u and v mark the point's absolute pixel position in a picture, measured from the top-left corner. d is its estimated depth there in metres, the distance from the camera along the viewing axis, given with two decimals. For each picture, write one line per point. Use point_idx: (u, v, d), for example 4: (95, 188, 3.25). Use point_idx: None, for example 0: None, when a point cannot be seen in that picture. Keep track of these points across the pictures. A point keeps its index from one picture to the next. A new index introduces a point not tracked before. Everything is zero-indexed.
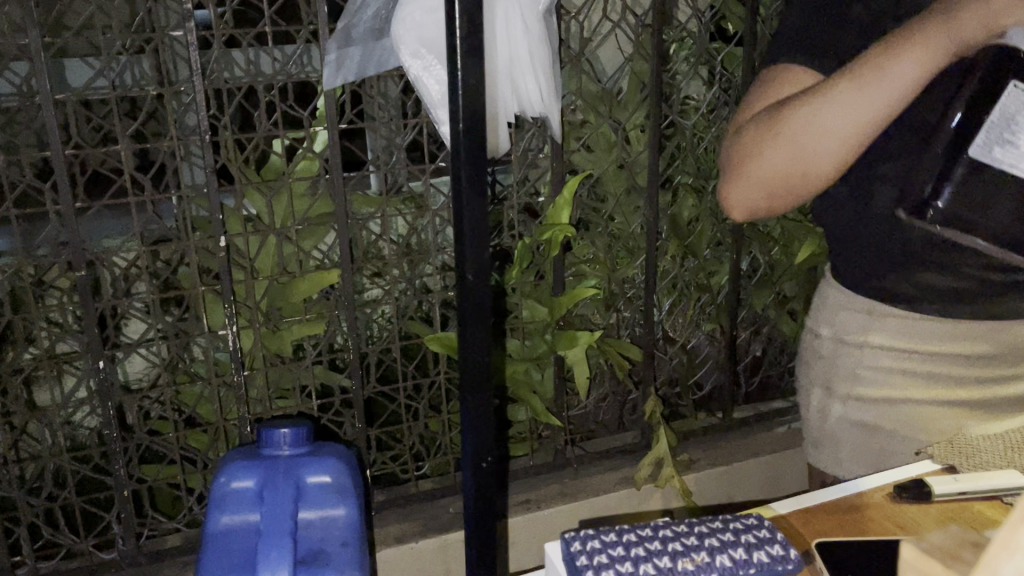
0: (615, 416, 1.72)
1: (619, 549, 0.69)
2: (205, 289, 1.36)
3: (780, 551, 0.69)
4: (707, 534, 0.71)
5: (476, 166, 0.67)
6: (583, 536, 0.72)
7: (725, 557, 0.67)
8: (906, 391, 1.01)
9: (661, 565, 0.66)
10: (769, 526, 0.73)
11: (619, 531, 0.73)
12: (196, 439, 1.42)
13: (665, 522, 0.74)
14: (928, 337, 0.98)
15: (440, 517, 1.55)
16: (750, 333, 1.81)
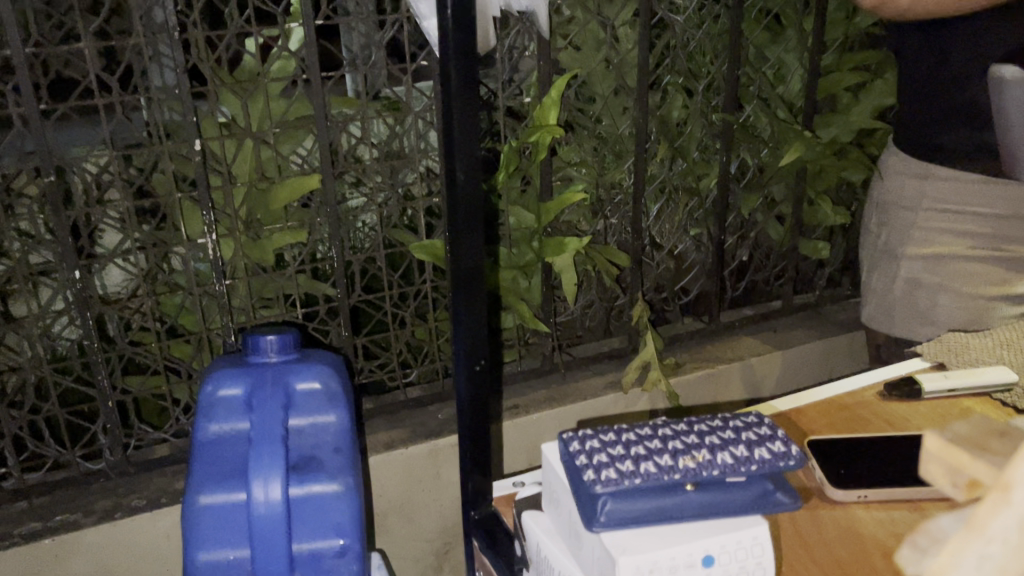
0: (602, 322, 1.72)
1: (619, 448, 0.69)
2: (182, 196, 1.32)
3: (781, 448, 0.68)
4: (708, 432, 0.71)
5: (466, 82, 0.75)
6: (582, 435, 0.72)
7: (726, 455, 0.67)
8: (956, 247, 1.41)
9: (662, 465, 0.66)
10: (769, 423, 0.72)
11: (618, 430, 0.73)
12: (180, 350, 1.40)
13: (665, 421, 0.74)
14: (970, 204, 1.37)
15: (429, 424, 1.55)
16: (738, 238, 1.80)
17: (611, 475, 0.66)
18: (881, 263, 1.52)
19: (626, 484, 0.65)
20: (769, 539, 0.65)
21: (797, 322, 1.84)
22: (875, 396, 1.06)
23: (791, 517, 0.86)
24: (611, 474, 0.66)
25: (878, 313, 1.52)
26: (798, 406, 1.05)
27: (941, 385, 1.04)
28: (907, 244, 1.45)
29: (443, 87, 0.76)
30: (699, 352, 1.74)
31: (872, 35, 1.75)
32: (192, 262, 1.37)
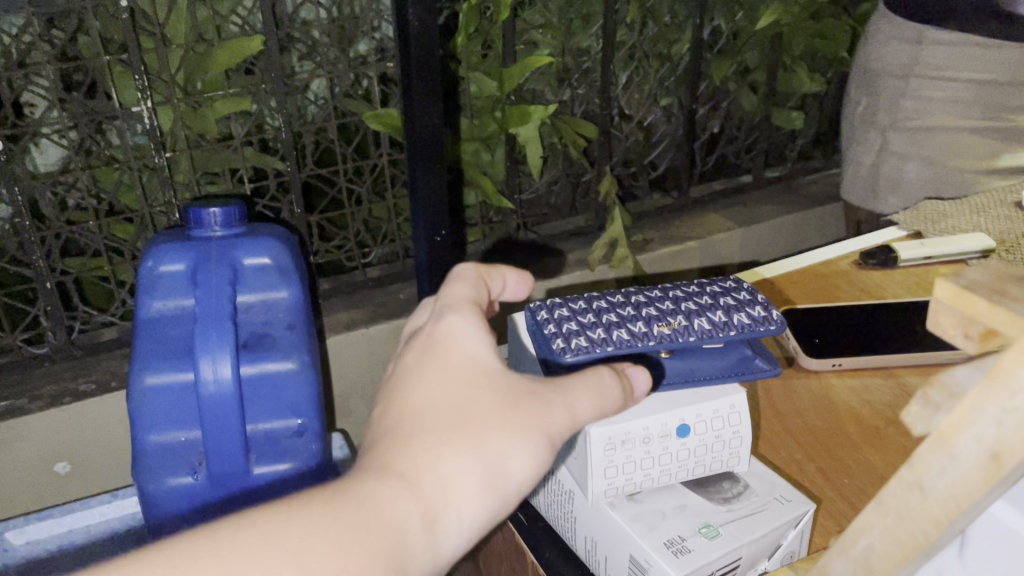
0: (567, 199, 1.66)
1: (590, 317, 0.64)
2: (110, 59, 1.21)
3: (762, 313, 0.64)
4: (683, 299, 0.66)
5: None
6: (550, 304, 0.67)
7: (704, 321, 0.63)
8: (945, 119, 1.35)
9: (635, 332, 0.62)
10: (750, 288, 0.68)
11: (588, 298, 0.67)
12: (122, 228, 1.33)
13: (638, 289, 0.69)
14: (965, 66, 1.30)
15: (390, 304, 1.51)
16: (709, 108, 1.73)
17: (581, 343, 0.61)
18: (859, 134, 1.49)
19: (598, 352, 0.60)
20: (747, 407, 0.62)
21: (767, 197, 1.81)
22: (850, 265, 1.03)
23: (763, 388, 0.83)
24: (582, 342, 0.61)
25: (866, 201, 1.51)
26: (771, 277, 1.01)
27: (917, 253, 1.01)
28: (899, 113, 1.40)
29: None
30: (667, 228, 1.70)
31: None
32: (128, 134, 1.27)
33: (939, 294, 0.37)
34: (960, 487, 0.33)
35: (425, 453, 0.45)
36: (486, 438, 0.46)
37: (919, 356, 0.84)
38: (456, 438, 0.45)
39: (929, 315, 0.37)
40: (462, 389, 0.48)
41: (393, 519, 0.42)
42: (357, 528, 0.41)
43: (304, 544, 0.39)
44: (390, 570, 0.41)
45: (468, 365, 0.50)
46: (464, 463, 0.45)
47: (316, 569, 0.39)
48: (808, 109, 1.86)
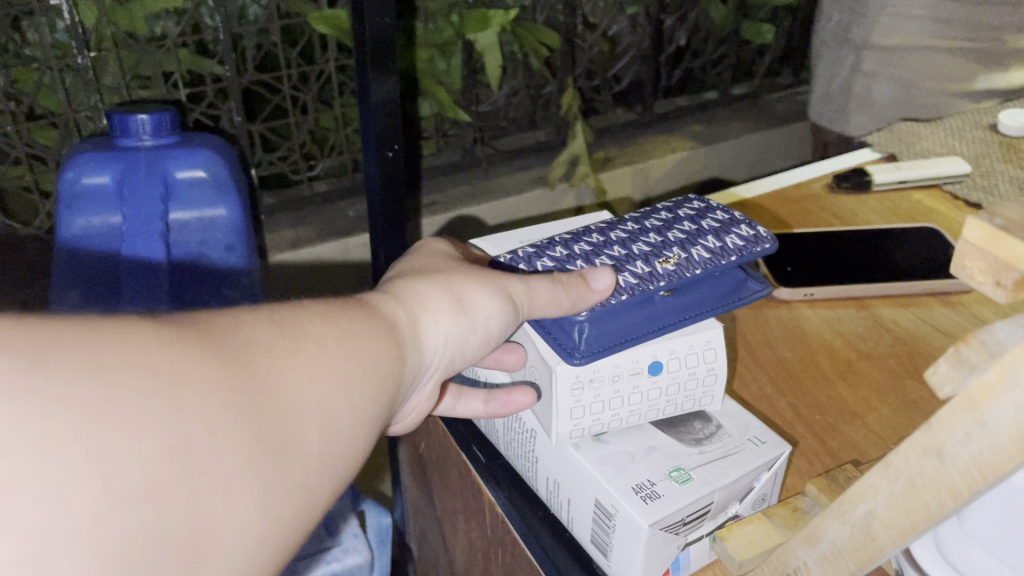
0: (527, 113, 1.58)
1: (581, 265, 0.59)
2: None
3: (751, 232, 0.61)
4: (668, 228, 0.62)
5: None
6: (528, 255, 0.61)
7: (702, 249, 0.59)
8: (919, 37, 1.31)
9: (641, 275, 0.58)
10: (721, 208, 0.65)
11: (566, 243, 0.62)
12: (43, 135, 1.23)
13: (610, 223, 0.64)
14: None
15: (339, 222, 1.44)
16: (677, 19, 1.66)
17: (589, 297, 0.56)
18: (828, 51, 1.44)
19: (612, 306, 0.56)
20: (723, 344, 0.58)
21: (731, 115, 1.78)
22: (823, 189, 0.98)
23: (733, 318, 0.79)
24: (592, 299, 0.56)
25: (831, 124, 1.46)
26: (741, 201, 0.96)
27: (892, 177, 0.96)
28: (868, 34, 1.35)
29: None
30: (629, 145, 1.66)
31: None
32: (43, 31, 1.17)
33: (970, 235, 0.32)
34: (989, 456, 0.29)
35: (405, 282, 0.52)
36: (456, 281, 0.54)
37: (892, 286, 0.81)
38: (434, 277, 0.53)
39: (954, 259, 0.33)
40: (434, 261, 0.57)
41: (390, 312, 0.48)
42: (365, 305, 0.45)
43: (334, 312, 0.42)
44: (393, 335, 0.45)
45: (442, 252, 0.59)
46: (438, 288, 0.52)
47: (340, 314, 0.42)
48: (778, 23, 1.79)
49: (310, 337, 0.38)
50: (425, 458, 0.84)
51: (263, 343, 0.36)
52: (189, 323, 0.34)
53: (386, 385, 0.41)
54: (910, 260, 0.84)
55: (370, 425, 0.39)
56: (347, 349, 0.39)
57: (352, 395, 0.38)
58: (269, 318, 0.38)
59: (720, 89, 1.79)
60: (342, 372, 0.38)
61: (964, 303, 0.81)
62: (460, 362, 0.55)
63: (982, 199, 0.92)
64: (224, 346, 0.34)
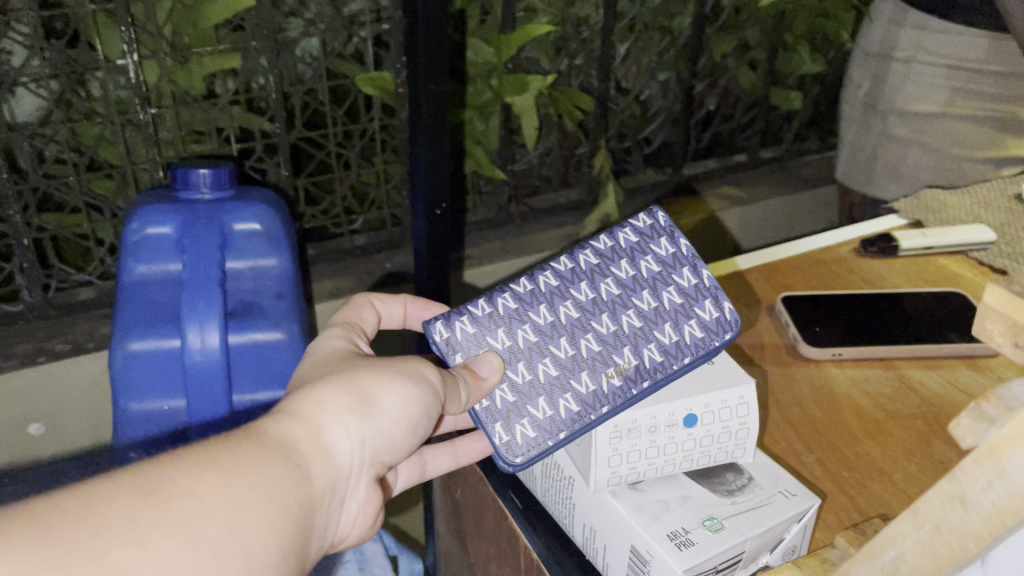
0: (559, 172, 1.63)
1: (525, 374, 0.59)
2: (95, 9, 1.18)
3: (714, 319, 0.61)
4: (623, 310, 0.61)
5: None
6: (466, 338, 0.60)
7: (657, 349, 0.60)
8: (947, 106, 1.35)
9: (585, 398, 0.58)
10: (688, 261, 0.63)
11: (509, 324, 0.60)
12: (101, 186, 1.31)
13: (560, 280, 0.62)
14: (970, 52, 1.29)
15: (377, 274, 1.49)
16: (707, 84, 1.72)
17: (509, 402, 0.59)
18: (857, 118, 1.48)
19: (547, 449, 0.58)
20: (755, 397, 0.61)
21: (760, 177, 1.82)
22: (851, 252, 1.01)
23: (764, 375, 0.81)
24: (528, 436, 0.58)
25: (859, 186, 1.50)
26: (770, 264, 0.99)
27: (918, 243, 0.99)
28: (895, 98, 1.39)
29: None
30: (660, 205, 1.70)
31: None
32: (109, 88, 1.25)
33: (991, 299, 0.35)
34: (1010, 502, 0.31)
35: (303, 389, 0.51)
36: (362, 374, 0.53)
37: (919, 349, 0.83)
38: (336, 375, 0.52)
39: (976, 321, 0.36)
40: (335, 360, 0.56)
41: (284, 430, 0.47)
42: (257, 435, 0.45)
43: (216, 452, 0.42)
44: (289, 460, 0.45)
45: (339, 350, 0.58)
46: (344, 387, 0.51)
47: (223, 454, 0.43)
48: (807, 89, 1.83)
49: (182, 494, 0.39)
50: (460, 507, 0.86)
51: (124, 518, 0.37)
52: (47, 510, 0.36)
53: (287, 520, 0.43)
54: (938, 323, 0.86)
55: (272, 559, 0.41)
56: (228, 498, 0.40)
57: (240, 545, 0.40)
58: (138, 481, 0.39)
59: (749, 152, 1.84)
60: (227, 524, 0.39)
61: (991, 366, 0.83)
62: (391, 457, 0.53)
63: (1008, 266, 0.95)
64: (79, 535, 0.35)
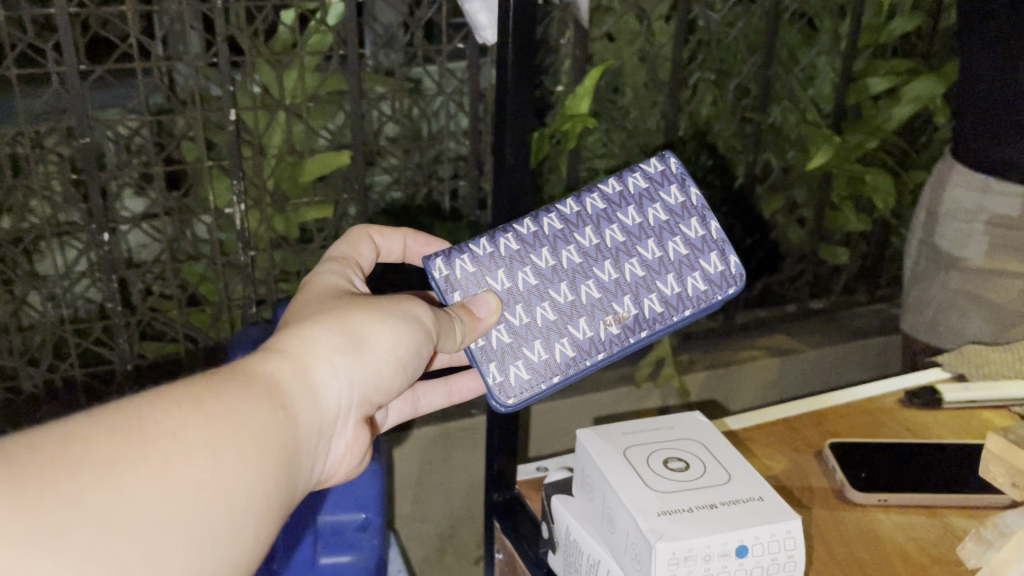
0: None
1: (524, 316, 0.72)
2: (211, 164, 1.43)
3: (714, 271, 0.73)
4: (627, 258, 0.73)
5: (521, 106, 0.82)
6: (475, 275, 0.73)
7: (652, 301, 0.72)
8: (1007, 267, 1.37)
9: (581, 344, 0.72)
10: (693, 209, 0.74)
11: (510, 269, 0.73)
12: (198, 318, 1.52)
13: (565, 227, 0.74)
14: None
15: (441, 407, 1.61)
16: (757, 238, 1.86)
17: (505, 343, 0.72)
18: (922, 276, 1.52)
19: (540, 390, 0.72)
20: (801, 532, 0.66)
21: (813, 328, 1.90)
22: (896, 402, 1.07)
23: (810, 516, 0.86)
24: (522, 378, 0.72)
25: (921, 334, 1.52)
26: (818, 410, 1.05)
27: (961, 395, 1.03)
28: (950, 252, 1.44)
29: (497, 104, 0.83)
30: (711, 349, 1.81)
31: (904, 44, 1.77)
32: (216, 232, 1.48)
33: (994, 444, 0.56)
34: None
35: (295, 329, 0.61)
36: (347, 320, 0.63)
37: (963, 498, 0.87)
38: (323, 319, 0.62)
39: (985, 463, 0.57)
40: (328, 299, 0.67)
41: (272, 369, 0.57)
42: (245, 377, 0.55)
43: (204, 392, 0.51)
44: (271, 394, 0.55)
45: (335, 290, 0.69)
46: (328, 333, 0.61)
47: (208, 389, 0.52)
48: (854, 246, 1.93)
49: (169, 430, 0.47)
50: None
51: (121, 448, 0.45)
52: (45, 444, 0.44)
53: (266, 457, 0.52)
54: (978, 475, 0.91)
55: (255, 476, 0.51)
56: (212, 431, 0.49)
57: (220, 478, 0.48)
58: (127, 419, 0.47)
59: (798, 303, 1.92)
60: (207, 460, 0.48)
61: None
62: (376, 392, 0.64)
63: None
64: (77, 466, 0.43)
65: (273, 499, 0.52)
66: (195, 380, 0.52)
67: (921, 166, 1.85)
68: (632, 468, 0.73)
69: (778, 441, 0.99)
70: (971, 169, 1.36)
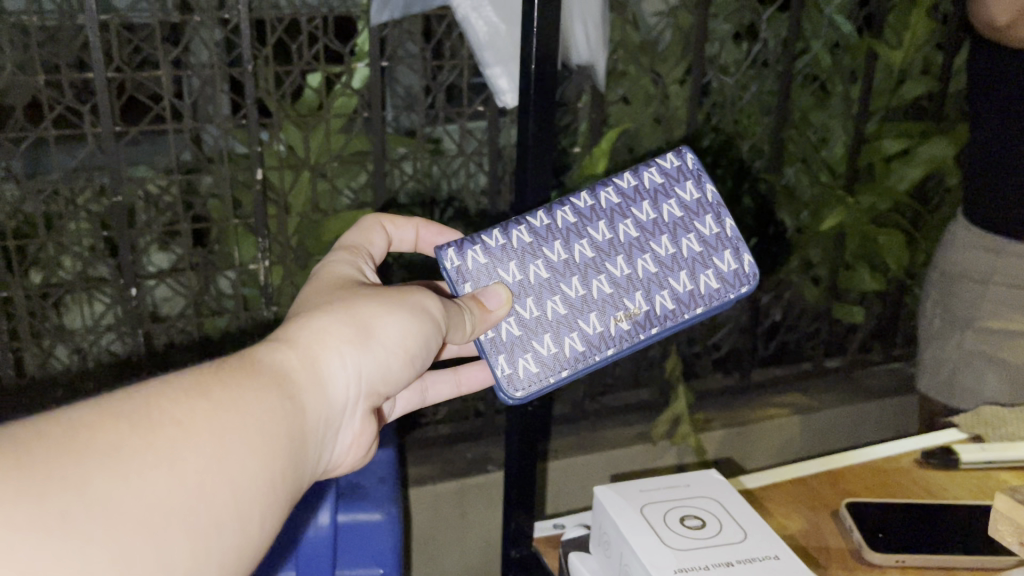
0: (631, 373, 1.78)
1: (535, 309, 0.70)
2: (236, 222, 1.49)
3: (727, 269, 0.72)
4: (639, 255, 0.71)
5: (542, 164, 0.85)
6: (484, 267, 0.71)
7: (665, 297, 0.71)
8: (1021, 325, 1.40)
9: (591, 339, 0.70)
10: (707, 208, 0.72)
11: (521, 261, 0.70)
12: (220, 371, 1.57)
13: (578, 219, 0.71)
14: None
15: (458, 462, 1.62)
16: (772, 296, 1.87)
17: (514, 335, 0.70)
18: (935, 337, 1.52)
19: (548, 383, 0.70)
20: None
21: (828, 387, 1.91)
22: (913, 462, 1.06)
23: None
24: (530, 371, 0.70)
25: (937, 395, 1.52)
26: (833, 469, 1.05)
27: (977, 455, 1.03)
28: (964, 314, 1.45)
29: (518, 162, 0.86)
30: (727, 408, 1.82)
31: (914, 108, 1.82)
32: (239, 288, 1.54)
33: (1001, 503, 0.59)
34: None
35: (303, 318, 0.57)
36: (358, 308, 0.59)
37: (984, 559, 0.87)
38: (331, 307, 0.58)
39: (992, 523, 0.59)
40: (335, 288, 0.63)
41: (280, 359, 0.52)
42: (251, 367, 0.50)
43: (207, 382, 0.47)
44: (278, 385, 0.50)
45: (342, 278, 0.65)
46: (339, 322, 0.57)
47: (210, 380, 0.47)
48: (869, 306, 1.94)
49: (171, 419, 0.43)
50: None
51: (119, 437, 0.40)
52: (37, 436, 0.39)
53: (276, 448, 0.47)
54: (995, 539, 0.90)
55: (262, 468, 0.46)
56: (217, 423, 0.45)
57: (227, 468, 0.44)
58: (125, 408, 0.42)
59: (814, 361, 1.93)
60: (212, 451, 0.43)
61: None
62: (386, 386, 0.60)
63: None
64: (71, 455, 0.39)
65: (282, 497, 0.48)
66: (196, 370, 0.48)
67: (934, 228, 1.87)
68: (649, 525, 0.73)
69: (794, 499, 1.00)
70: (983, 230, 1.38)
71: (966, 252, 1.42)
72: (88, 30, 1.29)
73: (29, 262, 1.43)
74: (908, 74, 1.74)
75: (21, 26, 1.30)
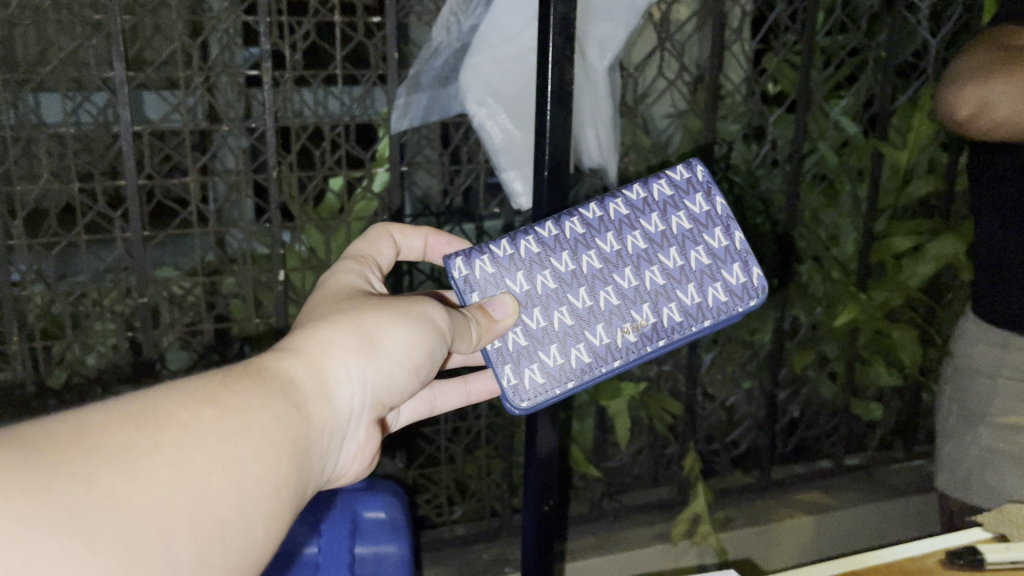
0: (649, 471, 1.78)
1: (541, 319, 0.72)
2: (258, 321, 1.53)
3: (738, 283, 0.73)
4: (648, 265, 0.72)
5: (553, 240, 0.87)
6: (487, 276, 0.73)
7: (674, 310, 0.72)
8: None
9: (597, 350, 0.72)
10: (718, 219, 0.73)
11: (527, 273, 0.72)
12: None
13: (586, 229, 0.73)
14: None
15: (474, 563, 1.60)
16: (789, 393, 1.88)
17: (521, 345, 0.72)
18: (952, 434, 1.49)
19: (552, 394, 0.72)
20: None
21: (850, 484, 1.89)
22: (937, 563, 1.01)
23: None
24: (536, 382, 0.72)
25: (955, 494, 1.48)
26: (857, 568, 1.00)
27: (1004, 555, 0.99)
28: (980, 410, 1.42)
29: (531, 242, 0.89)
30: (746, 508, 1.80)
31: (922, 205, 1.85)
32: None
33: None
34: None
35: (309, 329, 0.57)
36: (364, 319, 0.60)
37: None
38: (337, 318, 0.59)
39: None
40: (341, 298, 0.64)
41: (285, 368, 0.53)
42: (257, 375, 0.51)
43: (212, 388, 0.47)
44: (281, 393, 0.51)
45: (348, 289, 0.66)
46: (346, 332, 0.58)
47: (213, 386, 0.48)
48: (887, 402, 1.93)
49: (176, 423, 0.43)
50: None
51: (123, 439, 0.41)
52: (47, 434, 0.40)
53: (281, 454, 0.48)
54: None
55: (268, 472, 0.46)
56: (221, 427, 0.45)
57: (230, 471, 0.44)
58: (133, 410, 0.43)
59: (834, 459, 1.91)
60: (218, 454, 0.44)
61: None
62: (391, 398, 0.60)
63: None
64: (76, 455, 0.39)
65: (288, 503, 0.48)
66: (201, 376, 0.48)
67: (946, 322, 1.87)
68: None
69: None
70: (993, 326, 1.39)
71: (975, 347, 1.41)
72: (123, 143, 1.33)
73: (55, 362, 1.46)
74: (914, 172, 1.78)
75: (59, 137, 1.36)
